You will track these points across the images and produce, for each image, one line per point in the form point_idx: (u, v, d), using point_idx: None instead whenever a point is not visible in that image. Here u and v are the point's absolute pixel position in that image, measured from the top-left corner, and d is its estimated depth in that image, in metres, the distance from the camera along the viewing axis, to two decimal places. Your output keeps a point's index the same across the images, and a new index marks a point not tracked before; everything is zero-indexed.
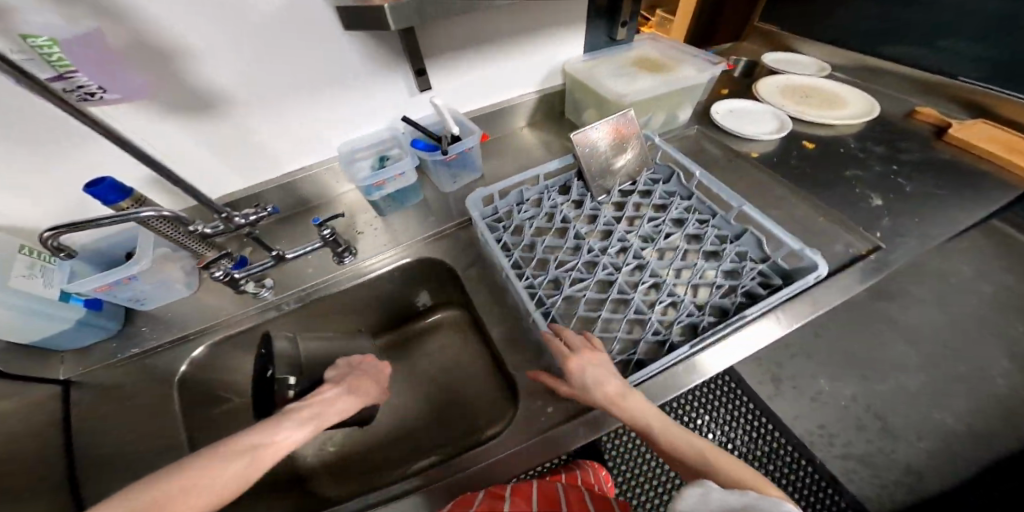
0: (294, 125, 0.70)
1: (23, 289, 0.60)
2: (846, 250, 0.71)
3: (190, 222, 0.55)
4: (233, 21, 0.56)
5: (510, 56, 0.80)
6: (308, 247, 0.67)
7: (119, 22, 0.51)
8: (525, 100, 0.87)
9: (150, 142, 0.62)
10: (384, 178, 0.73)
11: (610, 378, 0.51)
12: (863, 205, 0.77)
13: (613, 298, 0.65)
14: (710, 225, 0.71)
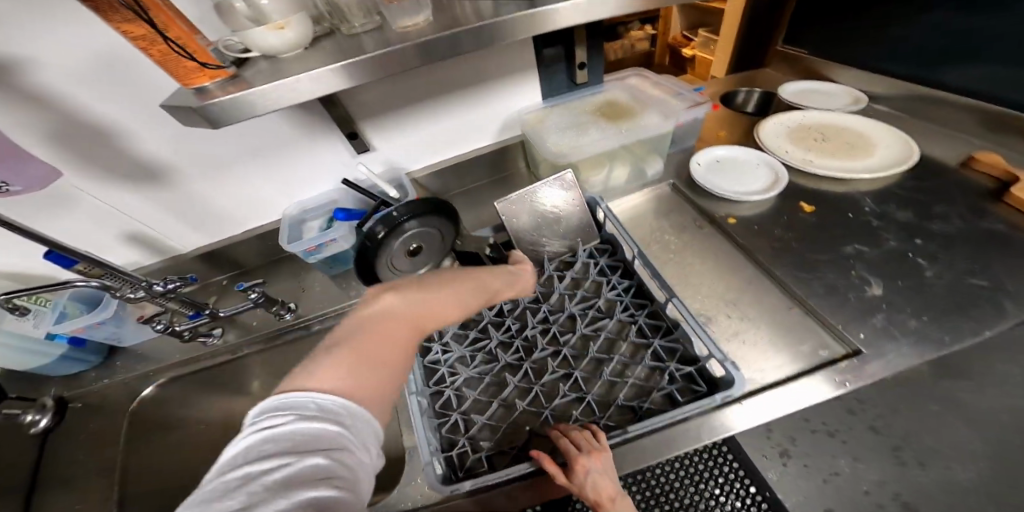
0: (241, 187, 0.74)
1: (15, 329, 0.68)
2: (815, 353, 0.59)
3: (117, 289, 0.62)
4: (149, 95, 0.60)
5: (457, 111, 0.77)
6: (239, 308, 0.74)
7: (58, 113, 0.57)
8: (480, 152, 0.83)
9: (112, 209, 0.70)
10: (316, 244, 0.74)
11: (609, 483, 0.46)
12: (852, 294, 0.64)
13: (515, 386, 0.63)
14: (644, 312, 0.65)
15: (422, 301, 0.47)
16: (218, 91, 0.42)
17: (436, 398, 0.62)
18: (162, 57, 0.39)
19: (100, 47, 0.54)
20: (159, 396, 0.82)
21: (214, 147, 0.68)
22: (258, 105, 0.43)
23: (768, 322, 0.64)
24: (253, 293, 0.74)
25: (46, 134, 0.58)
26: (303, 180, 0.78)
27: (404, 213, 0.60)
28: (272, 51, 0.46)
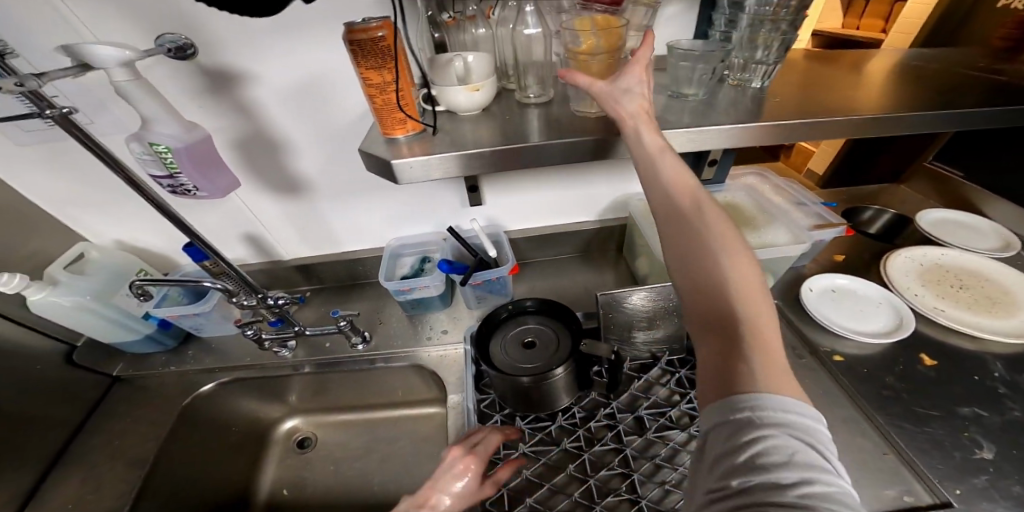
0: (361, 211, 0.78)
1: (123, 305, 0.72)
2: (899, 499, 0.54)
3: (235, 294, 0.65)
4: (322, 124, 0.64)
5: (574, 183, 0.77)
6: (324, 329, 0.78)
7: (246, 126, 0.63)
8: (582, 229, 0.83)
9: (250, 209, 0.75)
10: (409, 286, 0.76)
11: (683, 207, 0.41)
12: (958, 453, 0.57)
13: (569, 477, 0.61)
14: None
15: None
16: (406, 146, 0.46)
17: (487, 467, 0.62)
18: (382, 105, 0.42)
19: (302, 75, 0.58)
20: (212, 394, 0.83)
21: (352, 175, 0.72)
22: (431, 164, 0.45)
23: (857, 467, 0.57)
24: (342, 321, 0.77)
25: (230, 139, 0.64)
26: (412, 219, 0.81)
27: (533, 307, 0.65)
28: (457, 108, 0.49)
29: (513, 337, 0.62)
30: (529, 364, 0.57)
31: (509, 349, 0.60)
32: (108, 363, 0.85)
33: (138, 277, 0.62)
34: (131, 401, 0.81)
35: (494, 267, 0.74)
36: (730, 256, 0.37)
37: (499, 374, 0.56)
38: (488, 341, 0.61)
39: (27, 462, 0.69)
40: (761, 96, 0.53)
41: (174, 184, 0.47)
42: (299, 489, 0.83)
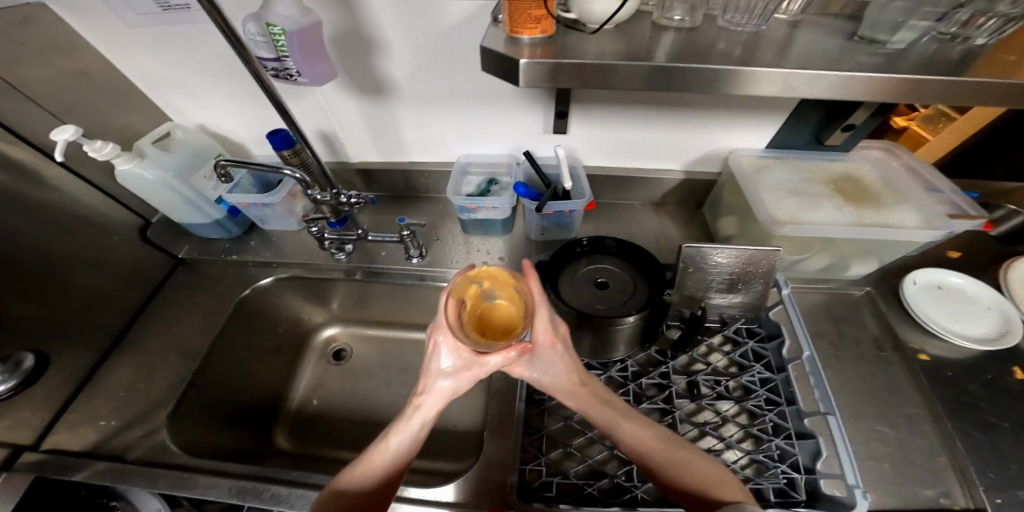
0: (439, 124, 0.76)
1: (198, 187, 0.73)
2: (934, 500, 0.53)
3: (311, 186, 0.65)
4: (422, 25, 0.60)
5: (671, 128, 0.69)
6: (387, 237, 0.77)
7: (346, 16, 0.60)
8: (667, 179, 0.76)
9: (331, 105, 0.75)
10: (477, 204, 0.74)
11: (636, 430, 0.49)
12: (1016, 466, 0.55)
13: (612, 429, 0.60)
14: (779, 410, 0.58)
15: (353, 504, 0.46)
16: (529, 49, 0.41)
17: (530, 405, 0.62)
18: None
19: None
20: (269, 285, 0.87)
21: (447, 81, 0.68)
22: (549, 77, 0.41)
23: (907, 461, 0.56)
24: (406, 231, 0.74)
25: (330, 28, 0.62)
26: (487, 139, 0.78)
27: (613, 247, 0.60)
28: (589, 19, 0.43)
29: (585, 274, 0.58)
30: (597, 305, 0.54)
31: (580, 285, 0.56)
32: (177, 241, 0.88)
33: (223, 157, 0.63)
34: (196, 280, 0.85)
35: (569, 199, 0.70)
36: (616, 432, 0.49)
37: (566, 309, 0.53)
38: (559, 272, 0.58)
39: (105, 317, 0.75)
40: (971, 57, 0.42)
41: (280, 68, 0.51)
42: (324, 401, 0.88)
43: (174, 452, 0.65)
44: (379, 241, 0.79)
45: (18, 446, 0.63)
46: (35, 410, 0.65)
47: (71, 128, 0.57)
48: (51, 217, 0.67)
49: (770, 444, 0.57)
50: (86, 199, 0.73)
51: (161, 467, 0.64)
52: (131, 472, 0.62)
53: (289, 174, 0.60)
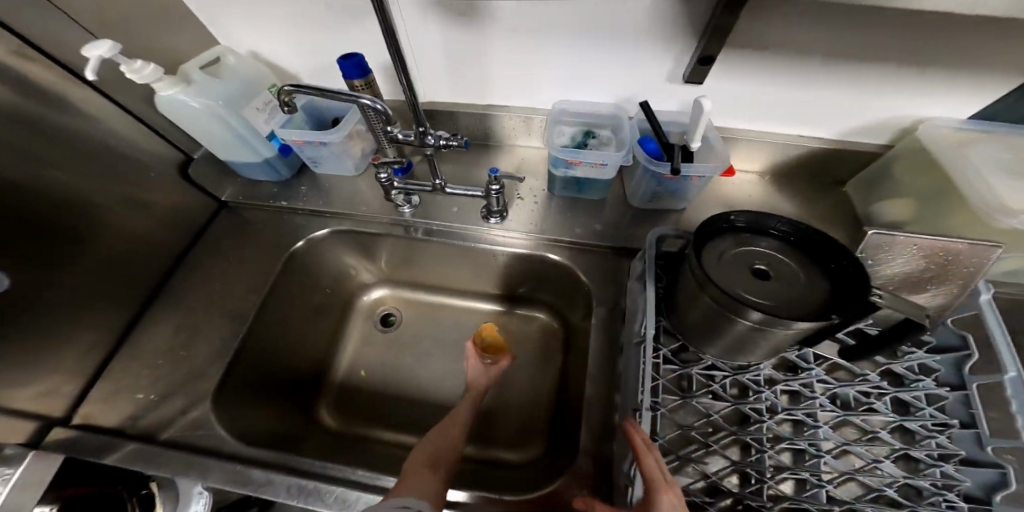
0: (534, 62, 0.62)
1: (248, 118, 0.61)
2: None
3: (391, 122, 0.55)
4: None
5: (845, 82, 0.57)
6: (467, 190, 0.65)
7: None
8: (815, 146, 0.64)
9: (406, 29, 0.61)
10: (581, 159, 0.61)
11: None
12: None
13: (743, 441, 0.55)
14: (947, 433, 0.51)
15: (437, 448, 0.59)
16: None
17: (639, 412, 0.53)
18: None
19: None
20: (322, 239, 0.78)
21: (562, 7, 0.53)
22: None
23: None
24: (494, 186, 0.62)
25: None
26: (590, 86, 0.64)
27: (774, 229, 0.49)
28: None
29: (739, 258, 0.47)
30: (764, 300, 0.43)
31: (734, 269, 0.46)
32: (219, 184, 0.78)
33: (285, 82, 0.52)
34: (239, 229, 0.76)
35: (697, 162, 0.56)
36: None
37: (723, 301, 0.44)
38: (709, 249, 0.47)
39: (140, 269, 0.66)
40: None
41: None
42: (370, 373, 0.87)
43: (220, 435, 0.59)
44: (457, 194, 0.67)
45: (51, 417, 0.57)
46: (71, 373, 0.59)
47: (106, 44, 0.46)
48: (77, 158, 0.56)
49: (934, 469, 0.50)
50: (118, 132, 0.62)
51: (208, 454, 0.58)
52: (175, 458, 0.56)
53: (368, 103, 0.49)
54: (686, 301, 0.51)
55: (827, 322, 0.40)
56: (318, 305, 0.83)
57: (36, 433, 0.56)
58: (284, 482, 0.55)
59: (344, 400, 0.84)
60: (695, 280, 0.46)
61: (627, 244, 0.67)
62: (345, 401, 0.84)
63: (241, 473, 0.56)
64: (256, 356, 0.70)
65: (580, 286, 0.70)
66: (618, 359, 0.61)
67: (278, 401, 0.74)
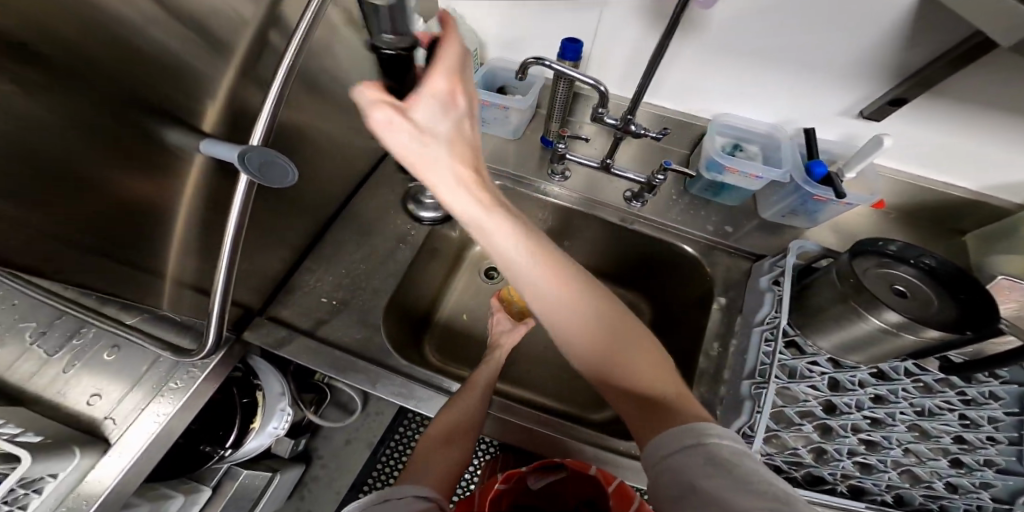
0: (717, 76, 0.70)
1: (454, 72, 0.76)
2: None
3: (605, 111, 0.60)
4: None
5: (997, 141, 0.67)
6: (631, 174, 0.73)
7: None
8: (951, 194, 0.74)
9: (614, 28, 0.69)
10: (739, 168, 0.68)
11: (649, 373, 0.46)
12: None
13: (830, 426, 0.69)
14: (998, 449, 0.66)
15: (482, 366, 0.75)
16: None
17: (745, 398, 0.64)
18: None
19: None
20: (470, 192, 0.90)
21: (771, 35, 0.61)
22: None
23: None
24: (660, 176, 0.70)
25: None
26: (756, 108, 0.71)
27: (925, 263, 0.60)
28: None
29: (880, 278, 0.59)
30: (902, 311, 0.56)
31: (884, 286, 0.58)
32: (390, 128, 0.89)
33: (528, 55, 0.61)
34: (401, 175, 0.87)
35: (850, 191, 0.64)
36: (551, 318, 0.48)
37: (863, 304, 0.57)
38: (863, 265, 0.59)
39: (322, 196, 0.78)
40: None
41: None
42: (471, 320, 0.98)
43: (383, 348, 0.71)
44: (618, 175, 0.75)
45: (250, 308, 0.70)
46: (274, 270, 0.72)
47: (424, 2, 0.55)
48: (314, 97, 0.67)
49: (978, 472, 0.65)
50: (337, 76, 0.72)
51: (371, 362, 0.70)
52: (348, 363, 0.68)
53: (600, 85, 0.58)
54: (832, 305, 0.61)
55: (949, 332, 0.53)
56: (443, 251, 0.95)
57: (239, 318, 0.69)
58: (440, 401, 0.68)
59: (448, 338, 0.95)
60: (839, 289, 0.59)
61: (745, 252, 0.77)
62: (449, 339, 0.95)
63: (398, 385, 0.68)
64: (404, 285, 0.81)
65: (696, 278, 0.80)
66: (728, 345, 0.72)
67: (408, 326, 0.86)
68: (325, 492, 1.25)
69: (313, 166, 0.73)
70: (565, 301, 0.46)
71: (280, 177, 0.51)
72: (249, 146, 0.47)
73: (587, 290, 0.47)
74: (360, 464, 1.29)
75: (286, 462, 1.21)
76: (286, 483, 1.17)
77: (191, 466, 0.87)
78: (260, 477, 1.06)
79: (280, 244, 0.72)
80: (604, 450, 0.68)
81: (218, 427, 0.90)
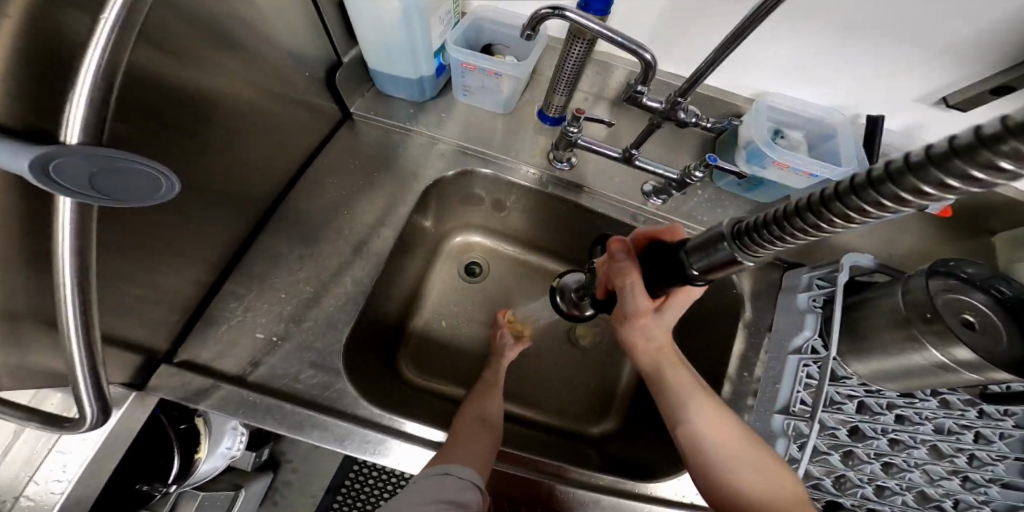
0: (785, 50, 0.60)
1: (432, 26, 0.59)
2: None
3: (646, 82, 0.49)
4: None
5: None
6: (660, 168, 0.62)
7: None
8: (991, 192, 0.67)
9: None
10: (791, 162, 0.57)
11: (752, 476, 0.47)
12: None
13: (851, 449, 0.60)
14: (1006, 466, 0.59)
15: (490, 376, 0.69)
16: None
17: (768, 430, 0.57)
18: None
19: None
20: (447, 179, 0.72)
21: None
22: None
23: None
24: (697, 171, 0.59)
25: None
26: (815, 85, 0.64)
27: (1004, 293, 0.51)
28: None
29: (949, 304, 0.50)
30: (972, 347, 0.47)
31: (954, 316, 0.49)
32: (346, 95, 0.70)
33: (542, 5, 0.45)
34: (360, 161, 0.69)
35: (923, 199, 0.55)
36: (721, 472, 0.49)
37: (928, 336, 0.48)
38: (929, 285, 0.50)
39: (253, 193, 0.58)
40: None
41: None
42: (453, 324, 0.82)
43: (346, 391, 0.56)
44: (642, 168, 0.64)
45: (157, 351, 0.52)
46: (184, 298, 0.54)
47: None
48: (226, 59, 0.46)
49: (985, 489, 0.59)
50: (260, 26, 0.50)
51: (331, 410, 0.55)
52: (304, 419, 0.53)
53: (653, 57, 0.44)
54: (884, 333, 0.52)
55: (1022, 378, 0.45)
56: (417, 247, 0.78)
57: (142, 368, 0.52)
58: (421, 453, 0.55)
59: (425, 352, 0.79)
60: (901, 314, 0.50)
61: (770, 256, 0.68)
62: (426, 352, 0.79)
63: (373, 442, 0.54)
64: (371, 302, 0.65)
65: (715, 285, 0.70)
66: (752, 367, 0.64)
67: (379, 345, 0.70)
68: (298, 499, 1.10)
69: (238, 158, 0.53)
70: (746, 462, 0.48)
71: (140, 191, 0.29)
72: (63, 146, 0.23)
73: (756, 444, 0.49)
74: (336, 464, 1.14)
75: (251, 474, 1.03)
76: (254, 496, 1.01)
77: (131, 507, 0.70)
78: (222, 498, 0.87)
79: (196, 262, 0.53)
80: (620, 496, 0.59)
81: (155, 457, 0.71)
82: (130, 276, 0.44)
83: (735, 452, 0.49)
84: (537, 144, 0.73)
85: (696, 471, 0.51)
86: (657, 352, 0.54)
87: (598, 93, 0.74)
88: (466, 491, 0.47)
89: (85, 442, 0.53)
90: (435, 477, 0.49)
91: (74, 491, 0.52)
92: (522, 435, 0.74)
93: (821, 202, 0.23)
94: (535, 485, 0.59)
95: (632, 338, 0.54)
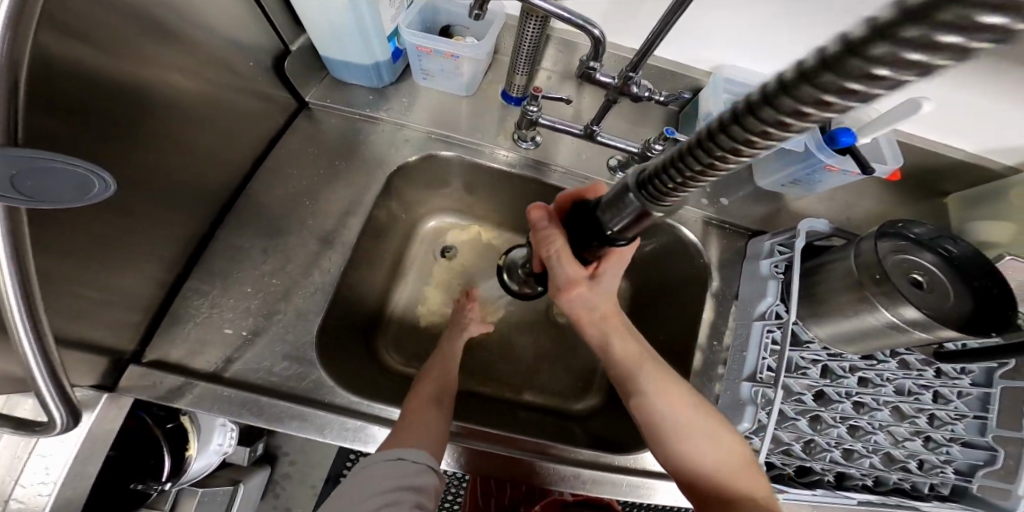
0: (737, 22, 0.61)
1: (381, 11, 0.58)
2: None
3: (599, 58, 0.49)
4: None
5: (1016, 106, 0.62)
6: (623, 143, 0.63)
7: None
8: (943, 154, 0.70)
9: None
10: None
11: (706, 449, 0.49)
12: None
13: (819, 415, 0.61)
14: (962, 423, 0.60)
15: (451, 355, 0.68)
16: None
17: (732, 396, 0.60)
18: None
19: None
20: (412, 164, 0.72)
21: None
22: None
23: None
24: (657, 145, 0.60)
25: None
26: (770, 57, 0.65)
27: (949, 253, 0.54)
28: None
29: (897, 265, 0.53)
30: (917, 303, 0.49)
31: (903, 277, 0.51)
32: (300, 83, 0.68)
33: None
34: (321, 151, 0.68)
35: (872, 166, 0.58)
36: (682, 443, 0.51)
37: (879, 296, 0.50)
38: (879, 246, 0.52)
39: (207, 189, 0.57)
40: None
41: None
42: (431, 308, 0.83)
43: (320, 380, 0.57)
44: (605, 144, 0.65)
45: (122, 355, 0.52)
46: (146, 297, 0.53)
47: None
48: (160, 52, 0.45)
49: (946, 448, 0.60)
50: (196, 18, 0.49)
51: (305, 400, 0.55)
52: (282, 411, 0.54)
53: (601, 32, 0.45)
54: (838, 295, 0.54)
55: (965, 333, 0.47)
56: (390, 233, 0.78)
57: (110, 369, 0.51)
58: None
59: (405, 338, 0.79)
60: (853, 277, 0.52)
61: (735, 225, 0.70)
62: (405, 342, 0.79)
63: (353, 429, 0.55)
64: (343, 290, 0.65)
65: (685, 256, 0.72)
66: (722, 335, 0.66)
67: (356, 332, 0.70)
68: (299, 489, 1.11)
69: (184, 153, 0.52)
70: (697, 429, 0.51)
71: (62, 188, 0.28)
72: None
73: (710, 414, 0.52)
74: (335, 450, 1.15)
75: (247, 468, 1.00)
76: (254, 489, 0.99)
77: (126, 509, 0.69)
78: (222, 493, 0.85)
79: (153, 260, 0.52)
80: (601, 470, 0.61)
81: (145, 458, 0.70)
82: (79, 280, 0.44)
83: (687, 426, 0.51)
84: (502, 125, 0.73)
85: (659, 446, 0.52)
86: (602, 323, 0.57)
87: (562, 72, 0.74)
88: (424, 475, 0.49)
89: (65, 444, 0.50)
90: (390, 462, 0.49)
91: (62, 497, 0.50)
92: (504, 415, 0.76)
93: (686, 153, 0.27)
94: (515, 461, 0.61)
95: (575, 309, 0.57)
